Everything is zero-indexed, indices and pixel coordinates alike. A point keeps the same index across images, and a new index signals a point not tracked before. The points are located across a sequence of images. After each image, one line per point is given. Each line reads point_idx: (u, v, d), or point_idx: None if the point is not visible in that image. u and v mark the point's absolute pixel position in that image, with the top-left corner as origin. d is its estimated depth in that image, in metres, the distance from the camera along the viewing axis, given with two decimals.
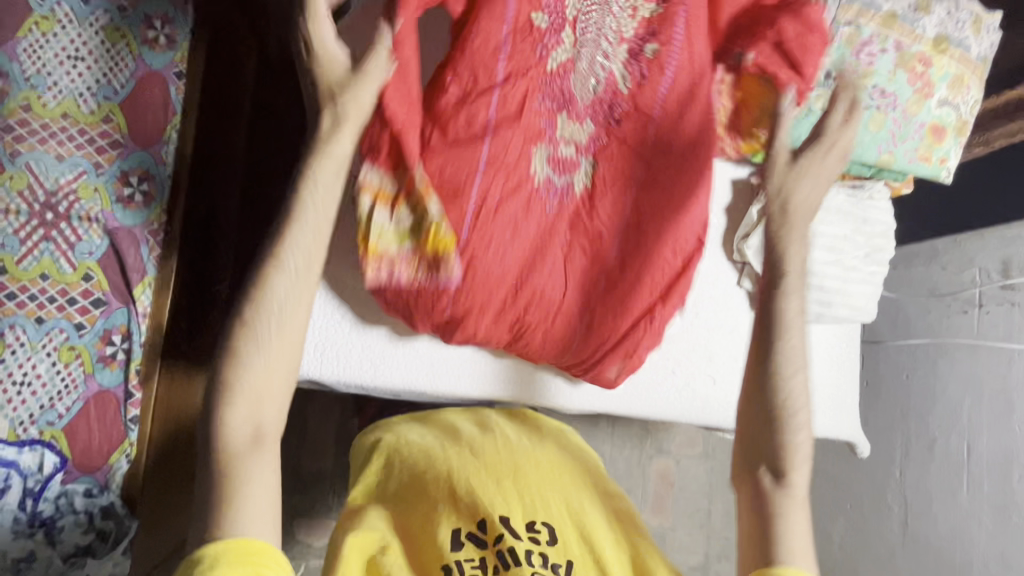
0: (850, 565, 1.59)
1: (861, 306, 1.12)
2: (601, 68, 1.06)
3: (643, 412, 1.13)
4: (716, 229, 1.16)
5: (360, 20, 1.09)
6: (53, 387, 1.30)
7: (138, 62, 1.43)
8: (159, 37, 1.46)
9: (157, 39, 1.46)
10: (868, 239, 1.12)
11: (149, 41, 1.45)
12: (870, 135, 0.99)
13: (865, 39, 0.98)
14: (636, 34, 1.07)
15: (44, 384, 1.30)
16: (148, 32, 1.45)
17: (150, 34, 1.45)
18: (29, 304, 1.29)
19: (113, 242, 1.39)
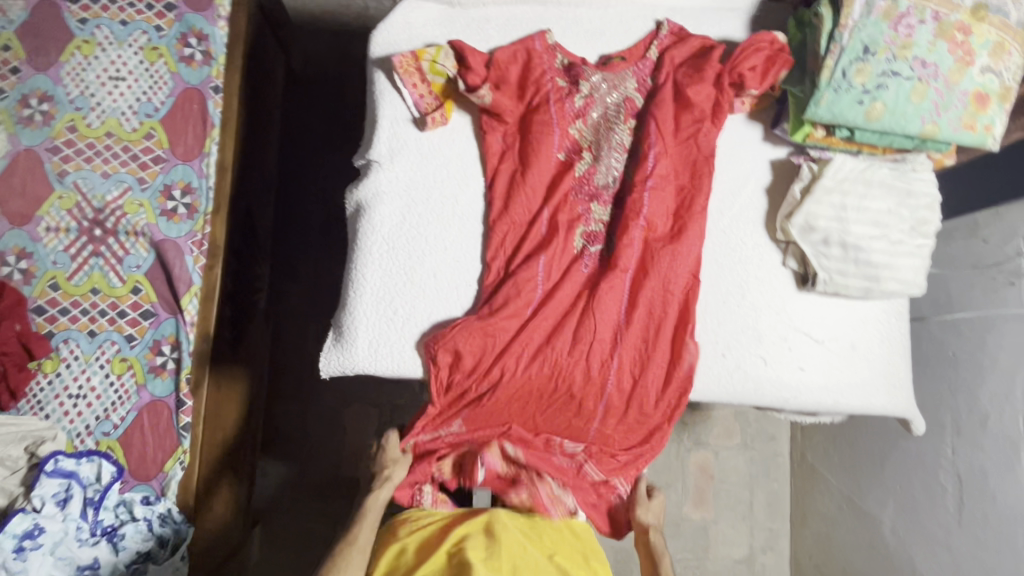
0: (905, 551, 1.57)
1: (911, 280, 1.11)
2: (611, 172, 1.11)
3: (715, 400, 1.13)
4: (757, 210, 1.16)
5: (400, 24, 1.11)
6: (106, 396, 1.37)
7: (176, 79, 1.47)
8: (195, 53, 1.48)
9: (193, 56, 1.48)
10: (913, 212, 1.11)
11: (186, 58, 1.48)
12: (913, 106, 1.00)
13: (902, 12, 0.99)
14: (633, 136, 1.13)
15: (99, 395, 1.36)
16: (184, 49, 1.48)
17: (187, 51, 1.48)
18: (80, 318, 1.38)
19: (156, 255, 1.42)
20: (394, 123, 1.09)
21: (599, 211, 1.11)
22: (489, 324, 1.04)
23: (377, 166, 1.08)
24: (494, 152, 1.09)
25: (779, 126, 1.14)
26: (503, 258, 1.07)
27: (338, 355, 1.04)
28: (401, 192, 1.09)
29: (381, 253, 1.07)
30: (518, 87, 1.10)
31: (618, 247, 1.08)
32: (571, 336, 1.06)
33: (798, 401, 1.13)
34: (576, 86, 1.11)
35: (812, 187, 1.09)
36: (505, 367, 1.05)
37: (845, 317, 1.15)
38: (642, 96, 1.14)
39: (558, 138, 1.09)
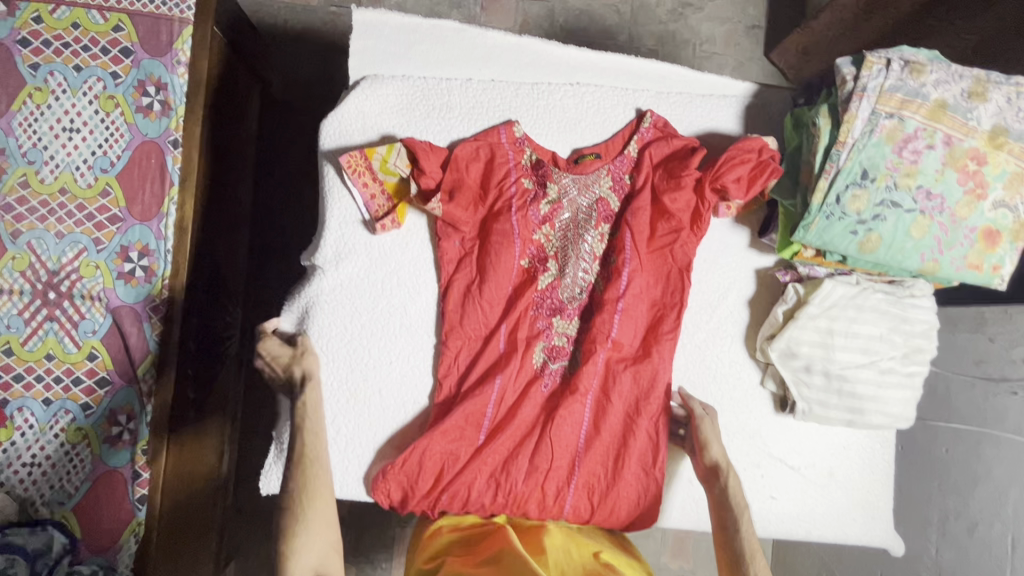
0: None
1: (898, 413, 1.02)
2: (578, 282, 1.02)
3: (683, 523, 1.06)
4: (737, 324, 1.07)
5: (353, 113, 1.01)
6: (62, 467, 1.25)
7: (133, 131, 1.35)
8: (153, 103, 1.36)
9: (151, 106, 1.36)
10: (906, 338, 1.01)
11: (143, 109, 1.36)
12: (912, 241, 0.89)
13: (908, 134, 0.87)
14: (605, 242, 1.03)
15: (53, 463, 1.25)
16: (142, 98, 1.36)
17: (145, 100, 1.36)
18: (35, 385, 1.28)
19: (113, 319, 1.31)
20: (341, 225, 1.00)
21: (564, 324, 1.02)
22: (436, 451, 0.97)
23: (322, 272, 1.00)
24: (449, 260, 1.01)
25: (767, 234, 1.04)
26: (457, 375, 1.00)
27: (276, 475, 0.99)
28: (346, 300, 1.01)
29: (322, 365, 1.00)
30: (479, 190, 1.01)
31: (579, 368, 1.00)
32: (526, 463, 0.99)
33: (768, 531, 1.06)
34: (544, 188, 1.01)
35: (797, 312, 1.00)
36: (452, 493, 0.98)
37: (824, 443, 1.07)
38: (618, 197, 1.04)
39: (520, 248, 1.00)
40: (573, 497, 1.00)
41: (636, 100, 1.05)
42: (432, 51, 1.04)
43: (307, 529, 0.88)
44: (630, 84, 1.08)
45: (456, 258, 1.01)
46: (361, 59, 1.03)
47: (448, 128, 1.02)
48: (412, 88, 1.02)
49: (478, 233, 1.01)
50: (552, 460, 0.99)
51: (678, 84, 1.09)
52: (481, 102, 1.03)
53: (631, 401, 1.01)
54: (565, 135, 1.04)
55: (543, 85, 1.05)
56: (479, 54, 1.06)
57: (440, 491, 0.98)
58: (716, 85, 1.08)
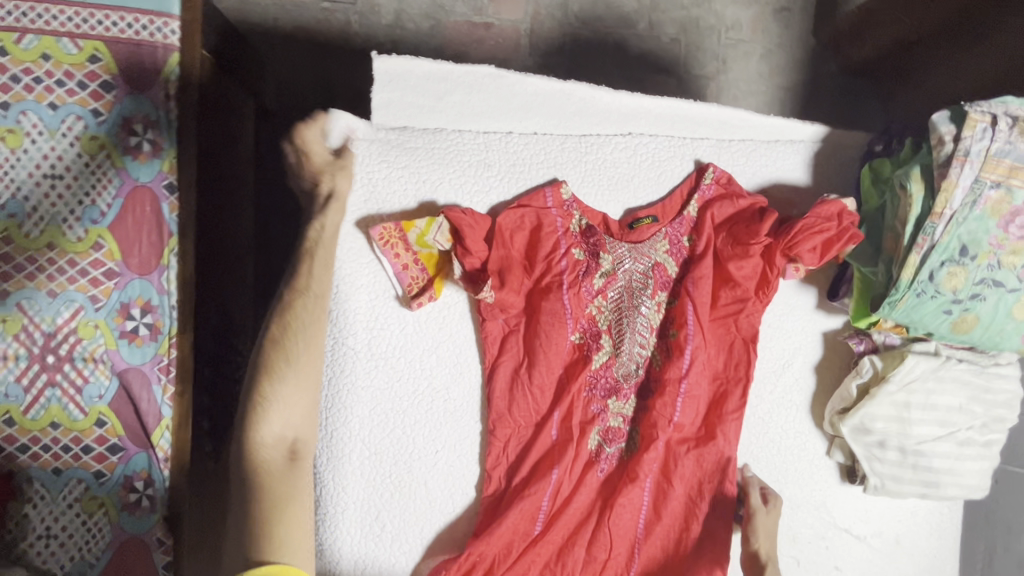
0: None
1: (974, 485, 0.96)
2: (635, 358, 0.94)
3: None
4: (803, 392, 0.99)
5: (380, 178, 0.89)
6: (83, 539, 1.00)
7: (124, 177, 0.99)
8: (142, 143, 0.99)
9: (141, 146, 0.99)
10: (987, 408, 0.94)
11: (132, 150, 0.99)
12: (1013, 322, 0.81)
13: (1017, 206, 0.78)
14: (664, 312, 0.94)
15: (71, 536, 0.99)
16: (129, 138, 0.98)
17: (133, 140, 0.99)
18: (43, 454, 0.99)
19: (125, 390, 1.00)
20: (373, 307, 0.90)
21: (620, 403, 0.94)
22: (489, 550, 0.89)
23: (352, 357, 0.91)
24: (494, 340, 0.92)
25: (838, 298, 0.95)
26: (507, 465, 0.93)
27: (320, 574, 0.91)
28: (381, 387, 0.92)
29: (361, 458, 0.91)
30: (525, 263, 0.91)
31: (639, 454, 0.93)
32: (583, 556, 0.92)
33: None
34: (597, 259, 0.91)
35: (874, 389, 0.93)
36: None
37: (891, 510, 1.02)
38: (676, 261, 0.94)
39: (571, 326, 0.92)
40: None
41: (694, 152, 0.95)
42: (466, 103, 0.92)
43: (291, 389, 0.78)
44: (688, 132, 0.96)
45: (502, 339, 0.92)
46: (386, 114, 0.90)
47: (486, 190, 0.91)
48: (446, 148, 0.91)
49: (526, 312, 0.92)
50: (611, 552, 0.92)
51: (740, 128, 0.97)
52: (523, 160, 0.92)
53: (694, 482, 0.95)
54: (616, 194, 0.94)
55: (591, 138, 0.94)
56: (518, 104, 0.93)
57: None
58: (782, 128, 0.97)
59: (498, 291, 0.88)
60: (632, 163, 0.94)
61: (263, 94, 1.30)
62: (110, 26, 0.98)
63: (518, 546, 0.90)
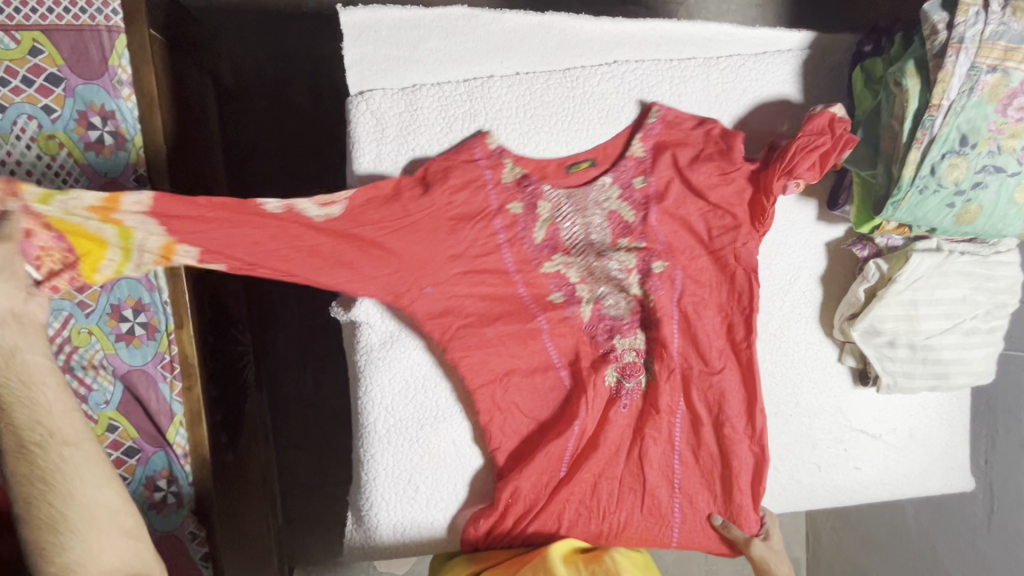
0: None
1: (981, 371, 0.99)
2: (621, 299, 0.94)
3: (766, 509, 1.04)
4: (812, 304, 1.00)
5: (372, 134, 0.85)
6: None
7: (91, 176, 0.91)
8: (104, 136, 0.90)
9: (102, 139, 0.90)
10: (990, 296, 0.96)
11: (93, 147, 0.90)
12: (1015, 207, 0.81)
13: (1013, 89, 0.77)
14: (639, 255, 0.92)
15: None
16: (88, 132, 0.90)
17: (92, 134, 0.90)
18: None
19: (129, 393, 1.01)
20: None
21: (626, 340, 0.94)
22: (519, 492, 0.91)
23: (366, 326, 0.89)
24: (494, 289, 0.90)
25: (839, 207, 0.95)
26: (529, 410, 0.94)
27: (362, 538, 0.93)
28: (399, 353, 0.91)
29: (388, 425, 0.91)
30: (441, 225, 0.84)
31: (663, 383, 0.93)
32: (608, 488, 0.94)
33: (855, 499, 1.06)
34: (535, 210, 0.88)
35: (881, 290, 0.94)
36: (541, 528, 0.92)
37: (904, 407, 1.06)
38: (633, 207, 0.91)
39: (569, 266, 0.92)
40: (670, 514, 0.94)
41: (683, 73, 0.92)
42: (443, 48, 0.88)
43: (84, 533, 0.62)
44: (674, 53, 0.93)
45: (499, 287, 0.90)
46: (362, 70, 0.86)
47: (481, 136, 0.88)
48: (432, 97, 0.87)
49: (462, 275, 0.87)
50: (643, 479, 0.94)
51: (726, 44, 0.94)
52: (510, 101, 0.88)
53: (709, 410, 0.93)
54: (576, 135, 0.90)
55: (575, 70, 0.90)
56: (497, 43, 0.89)
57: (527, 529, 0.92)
58: (768, 39, 0.95)
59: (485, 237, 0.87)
60: (623, 93, 0.91)
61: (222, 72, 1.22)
62: (46, 14, 0.88)
63: (546, 484, 0.92)
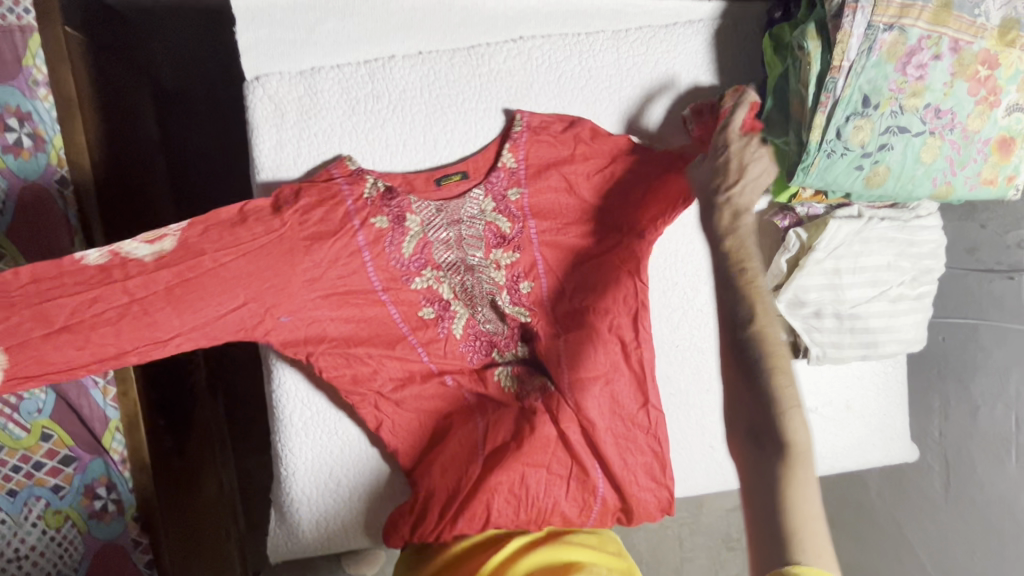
0: None
1: (910, 338, 0.98)
2: (514, 292, 0.91)
3: (705, 489, 1.02)
4: None
5: (271, 120, 0.84)
6: (56, 554, 1.00)
7: (9, 179, 0.85)
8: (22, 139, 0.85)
9: (20, 141, 0.85)
10: (915, 262, 0.95)
11: (11, 149, 0.85)
12: (922, 168, 0.80)
13: (911, 47, 0.76)
14: (508, 269, 0.90)
15: (43, 554, 0.99)
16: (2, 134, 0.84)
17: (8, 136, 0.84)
18: (14, 476, 0.96)
19: (62, 398, 0.95)
20: None
21: (506, 355, 0.94)
22: (435, 477, 0.87)
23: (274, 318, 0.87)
24: (396, 279, 0.86)
25: (757, 177, 0.93)
26: (444, 399, 0.91)
27: (286, 535, 0.91)
28: None
29: (303, 420, 0.89)
30: (295, 250, 0.78)
31: (589, 353, 0.89)
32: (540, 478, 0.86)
33: None
34: (402, 223, 0.84)
35: (803, 259, 0.93)
36: (470, 522, 0.83)
37: (839, 379, 1.04)
38: (508, 217, 0.88)
39: (485, 245, 0.88)
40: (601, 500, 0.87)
41: (590, 48, 0.91)
42: (341, 29, 0.86)
43: None
44: (582, 28, 0.92)
45: (409, 273, 0.86)
46: (258, 54, 0.84)
47: (385, 119, 0.87)
48: (332, 81, 0.85)
49: (324, 290, 0.82)
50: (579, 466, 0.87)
51: (636, 16, 0.93)
52: (414, 83, 0.87)
53: (624, 393, 0.89)
54: (444, 149, 0.88)
55: (481, 48, 0.89)
56: (397, 23, 0.87)
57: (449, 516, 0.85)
58: (679, 9, 0.93)
59: (386, 228, 0.83)
60: (531, 71, 0.89)
61: (158, 73, 1.18)
62: None
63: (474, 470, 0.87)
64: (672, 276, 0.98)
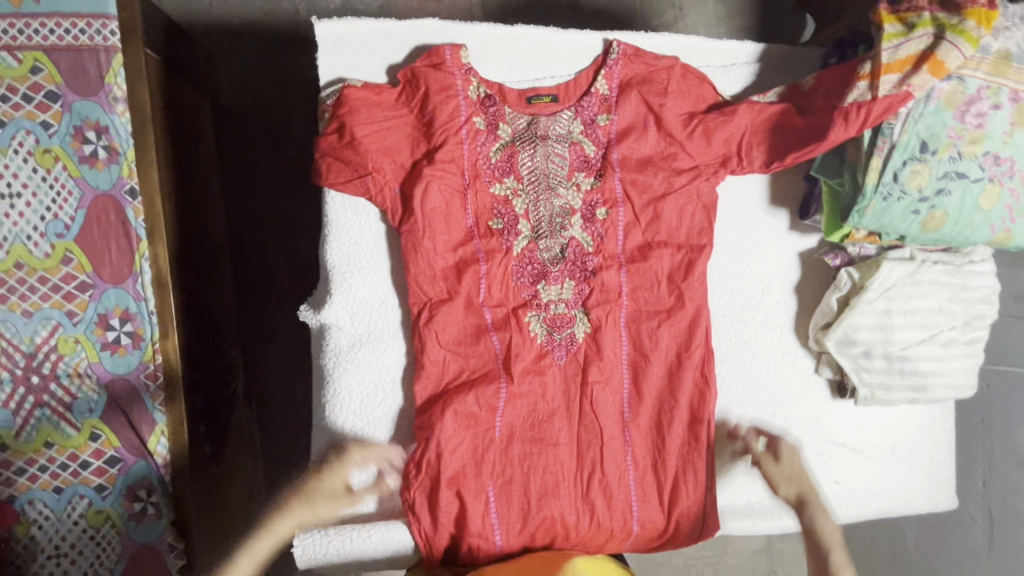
0: None
1: (961, 384, 0.97)
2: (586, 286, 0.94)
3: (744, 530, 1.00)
4: (786, 313, 1.00)
5: None
6: (92, 554, 0.97)
7: (84, 187, 0.93)
8: (97, 151, 0.93)
9: (96, 154, 0.93)
10: (966, 307, 0.95)
11: (87, 160, 0.92)
12: (981, 213, 0.81)
13: (970, 96, 0.78)
14: (587, 195, 0.93)
15: (82, 552, 0.97)
16: (84, 146, 0.92)
17: (87, 148, 0.92)
18: (61, 473, 0.96)
19: (112, 399, 0.96)
20: (347, 275, 0.90)
21: (553, 290, 0.93)
22: (476, 502, 0.89)
23: (329, 328, 0.90)
24: (492, 296, 0.92)
25: (810, 216, 0.95)
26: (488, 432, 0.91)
27: (331, 521, 0.92)
28: (370, 341, 0.91)
29: (357, 400, 0.91)
30: (413, 234, 0.89)
31: (642, 368, 0.94)
32: (566, 488, 0.92)
33: (838, 517, 1.02)
34: (495, 130, 0.91)
35: (854, 298, 0.93)
36: (507, 533, 0.90)
37: (885, 420, 1.03)
38: (593, 237, 0.94)
39: (596, 248, 0.94)
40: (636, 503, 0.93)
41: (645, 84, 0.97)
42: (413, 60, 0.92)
43: None
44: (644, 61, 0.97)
45: (499, 261, 0.92)
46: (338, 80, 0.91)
47: None
48: None
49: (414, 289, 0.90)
50: (622, 473, 0.93)
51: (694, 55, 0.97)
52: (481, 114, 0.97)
53: (666, 401, 0.95)
54: None
55: (545, 80, 0.95)
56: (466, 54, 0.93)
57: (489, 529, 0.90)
58: (733, 52, 0.97)
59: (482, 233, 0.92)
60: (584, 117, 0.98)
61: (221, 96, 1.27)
62: (47, 35, 0.90)
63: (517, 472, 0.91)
64: (718, 306, 0.99)
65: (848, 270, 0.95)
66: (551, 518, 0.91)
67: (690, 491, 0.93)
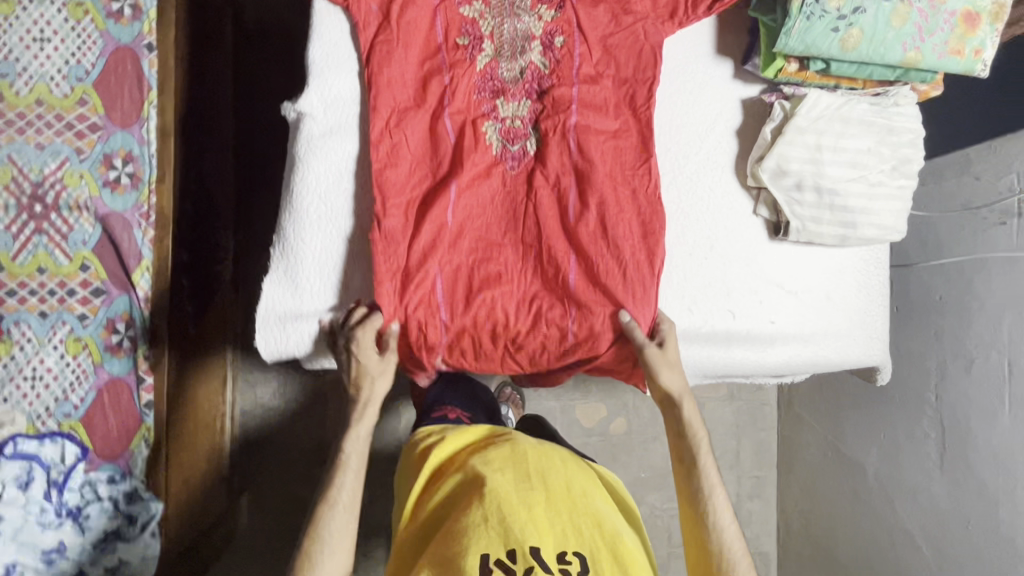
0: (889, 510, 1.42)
1: (890, 225, 1.04)
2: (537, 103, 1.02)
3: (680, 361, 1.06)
4: (728, 154, 1.07)
5: None
6: (67, 382, 1.02)
7: (107, 39, 1.05)
8: (125, 7, 1.05)
9: (123, 10, 1.05)
10: (894, 150, 1.04)
11: (114, 15, 1.05)
12: (892, 31, 0.92)
13: None
14: (547, 25, 1.03)
15: (55, 377, 1.02)
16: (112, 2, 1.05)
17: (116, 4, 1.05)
18: (48, 300, 1.02)
19: (105, 233, 1.04)
20: (324, 70, 1.00)
21: (510, 106, 1.02)
22: (418, 282, 0.96)
23: (306, 117, 0.99)
24: (453, 101, 1.01)
25: (749, 62, 1.06)
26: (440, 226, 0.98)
27: (288, 296, 0.98)
28: (340, 134, 1.00)
29: (323, 184, 0.99)
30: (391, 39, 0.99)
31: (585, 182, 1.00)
32: (506, 285, 0.98)
33: (771, 357, 1.07)
34: None
35: (785, 128, 1.02)
36: (450, 313, 0.97)
37: (820, 267, 1.09)
38: (550, 61, 1.03)
39: (550, 72, 1.03)
40: (569, 305, 0.98)
41: None
42: None
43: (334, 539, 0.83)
44: None
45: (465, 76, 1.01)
46: None
47: None
48: None
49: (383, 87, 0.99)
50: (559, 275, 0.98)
51: None
52: None
53: (606, 210, 0.99)
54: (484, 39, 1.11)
55: None
56: None
57: (431, 310, 0.97)
58: None
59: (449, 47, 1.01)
60: None
61: None
62: None
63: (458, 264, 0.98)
64: (664, 143, 1.06)
65: (784, 103, 1.03)
66: (488, 309, 0.97)
67: (621, 299, 0.97)
